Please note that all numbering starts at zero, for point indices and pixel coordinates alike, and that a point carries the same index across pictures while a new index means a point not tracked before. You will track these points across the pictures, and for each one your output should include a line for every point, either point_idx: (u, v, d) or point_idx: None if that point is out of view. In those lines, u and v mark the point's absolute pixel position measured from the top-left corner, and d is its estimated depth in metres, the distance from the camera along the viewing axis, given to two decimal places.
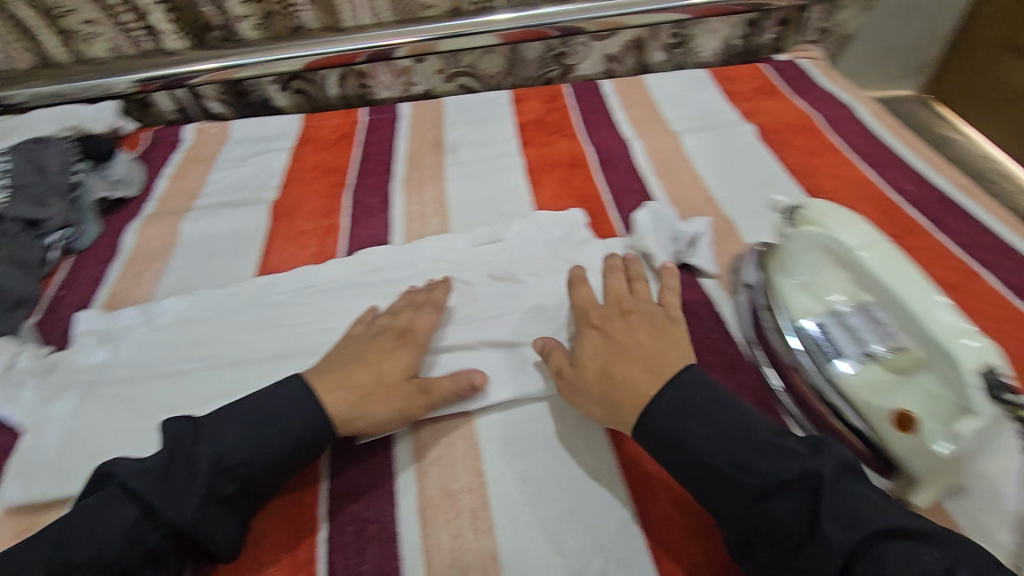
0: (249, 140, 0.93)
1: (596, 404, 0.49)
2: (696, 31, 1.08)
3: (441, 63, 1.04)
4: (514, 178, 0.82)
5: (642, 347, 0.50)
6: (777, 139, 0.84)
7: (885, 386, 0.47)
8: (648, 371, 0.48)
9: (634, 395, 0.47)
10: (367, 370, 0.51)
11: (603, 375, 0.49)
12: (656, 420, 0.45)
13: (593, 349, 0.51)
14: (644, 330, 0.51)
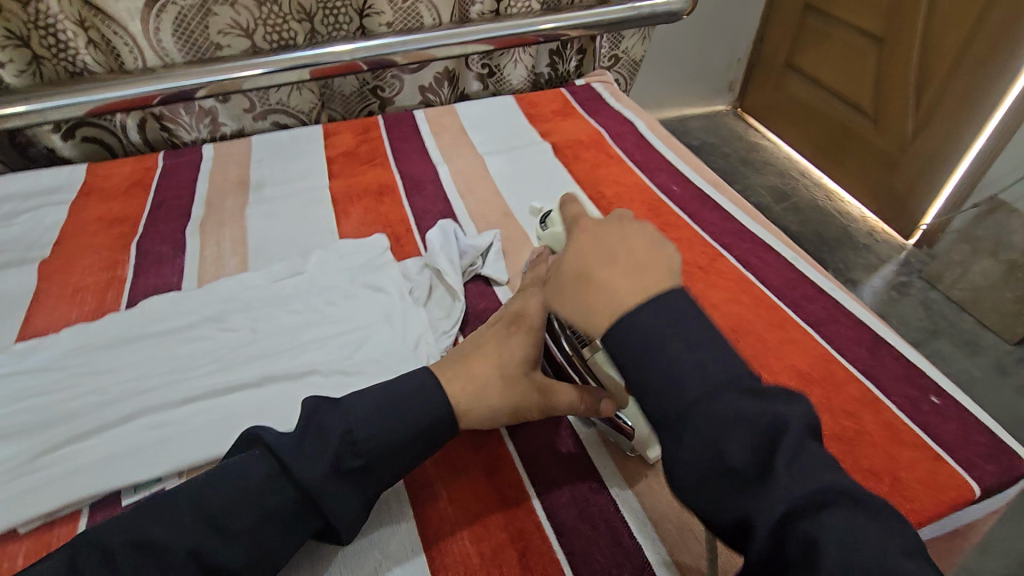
0: (19, 195, 0.84)
1: (575, 311, 0.43)
2: (503, 61, 1.15)
3: (248, 102, 1.02)
4: (321, 210, 0.81)
5: (619, 261, 0.42)
6: (569, 155, 0.92)
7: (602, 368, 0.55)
8: (628, 278, 0.41)
9: (603, 303, 0.41)
10: (473, 361, 0.51)
11: (574, 287, 0.43)
12: (630, 332, 0.39)
13: (570, 261, 0.45)
14: (648, 239, 0.45)
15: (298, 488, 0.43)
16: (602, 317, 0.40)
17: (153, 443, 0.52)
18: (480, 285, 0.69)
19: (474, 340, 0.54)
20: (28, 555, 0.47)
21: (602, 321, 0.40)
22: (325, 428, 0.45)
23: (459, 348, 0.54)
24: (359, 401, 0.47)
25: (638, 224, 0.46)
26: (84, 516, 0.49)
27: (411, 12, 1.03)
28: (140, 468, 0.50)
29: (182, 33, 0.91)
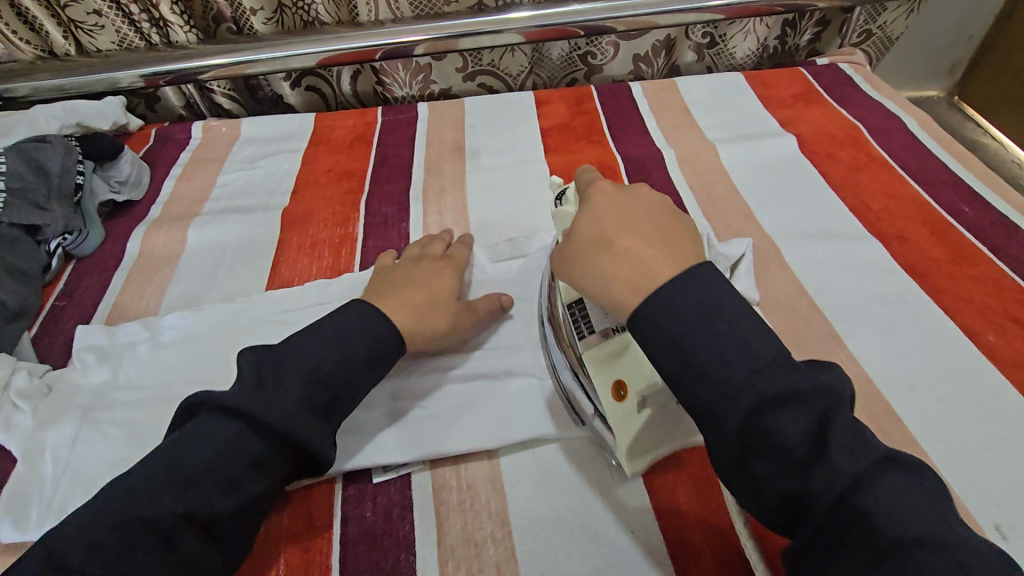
0: (260, 140, 0.89)
1: (591, 280, 0.42)
2: (731, 30, 1.01)
3: (461, 62, 1.00)
4: (539, 187, 0.77)
5: (645, 232, 0.41)
6: (820, 151, 0.78)
7: (602, 363, 0.48)
8: (652, 249, 0.40)
9: (629, 277, 0.39)
10: (407, 296, 0.54)
11: (599, 256, 0.41)
12: (659, 308, 0.37)
13: (586, 230, 0.43)
14: (665, 211, 0.44)
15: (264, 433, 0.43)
16: (633, 291, 0.39)
17: (398, 421, 0.52)
18: None
19: (407, 274, 0.57)
20: (292, 514, 0.48)
21: (631, 295, 0.39)
22: (265, 375, 0.44)
23: (390, 272, 0.59)
24: (303, 339, 0.47)
25: (655, 194, 0.46)
26: (338, 486, 0.49)
27: None
28: (390, 447, 0.50)
29: None
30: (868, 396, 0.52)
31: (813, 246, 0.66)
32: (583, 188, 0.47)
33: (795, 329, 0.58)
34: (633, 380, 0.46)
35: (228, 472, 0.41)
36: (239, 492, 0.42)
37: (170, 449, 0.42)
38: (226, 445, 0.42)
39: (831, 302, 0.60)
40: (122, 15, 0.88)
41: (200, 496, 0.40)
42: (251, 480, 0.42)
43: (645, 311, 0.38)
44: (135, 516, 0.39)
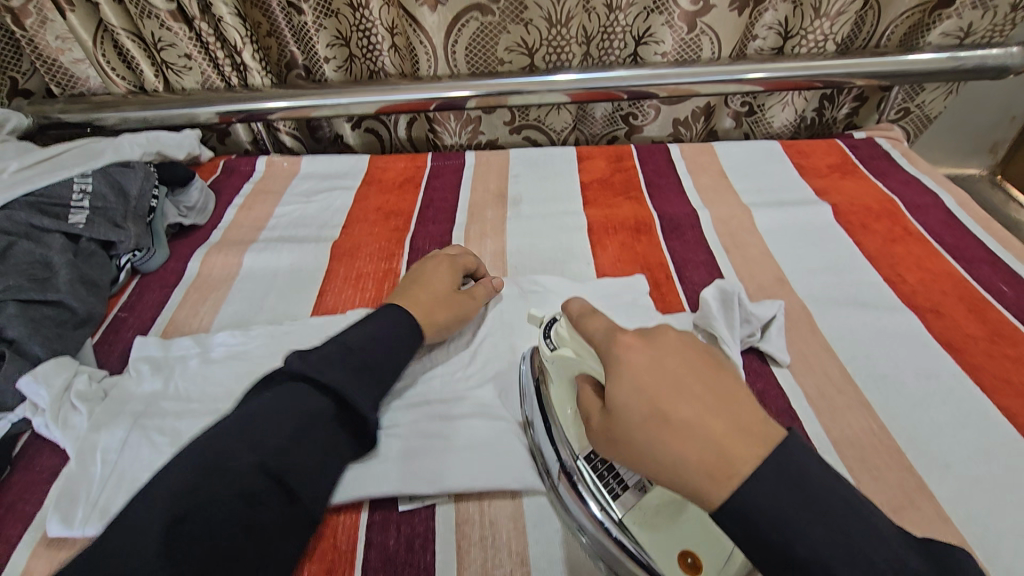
0: (316, 177, 0.95)
1: (657, 467, 0.37)
2: (770, 101, 1.05)
3: (509, 116, 1.07)
4: (575, 238, 0.80)
5: (697, 394, 0.37)
6: (855, 222, 0.79)
7: (657, 525, 0.45)
8: (717, 420, 0.36)
9: (704, 461, 0.34)
10: (421, 297, 0.62)
11: (655, 434, 0.36)
12: (754, 499, 0.33)
13: (630, 403, 0.38)
14: (709, 359, 0.40)
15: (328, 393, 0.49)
16: (716, 480, 0.34)
17: (427, 449, 0.54)
18: (756, 361, 0.61)
19: (410, 278, 0.66)
20: (317, 534, 0.50)
21: (717, 487, 0.34)
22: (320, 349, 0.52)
23: (403, 282, 0.66)
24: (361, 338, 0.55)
25: (682, 331, 0.41)
26: (363, 512, 0.51)
27: (693, 44, 0.97)
28: (416, 479, 0.52)
29: (473, 48, 0.97)
30: (899, 468, 0.52)
31: (846, 314, 0.66)
32: (605, 342, 0.42)
33: (825, 394, 0.58)
34: (701, 551, 0.42)
35: (297, 427, 0.46)
36: (308, 450, 0.47)
37: (237, 419, 0.46)
38: (286, 406, 0.47)
39: (864, 370, 0.60)
40: (208, 59, 0.97)
41: (279, 447, 0.45)
42: (314, 435, 0.47)
43: (736, 509, 0.33)
44: (222, 467, 0.42)
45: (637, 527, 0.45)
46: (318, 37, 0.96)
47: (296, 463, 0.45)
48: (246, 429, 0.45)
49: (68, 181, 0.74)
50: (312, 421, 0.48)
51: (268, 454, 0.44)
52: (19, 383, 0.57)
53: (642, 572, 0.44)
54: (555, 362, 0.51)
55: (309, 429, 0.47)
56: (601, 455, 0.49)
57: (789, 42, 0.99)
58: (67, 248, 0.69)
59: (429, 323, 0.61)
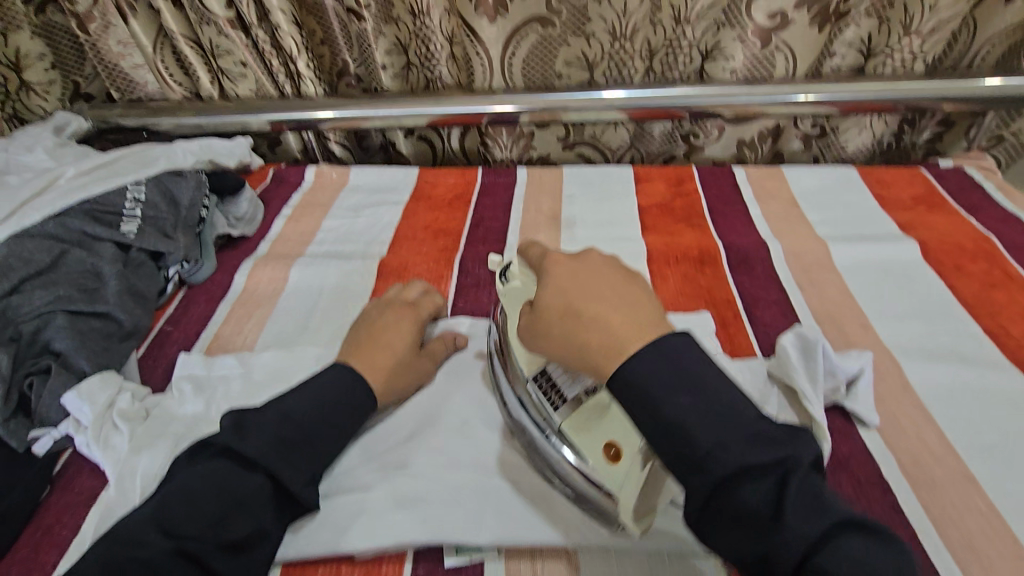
0: (365, 189, 0.93)
1: (567, 351, 0.45)
2: (845, 123, 0.98)
3: (564, 131, 1.03)
4: (634, 267, 0.75)
5: (605, 297, 0.45)
6: (947, 262, 0.72)
7: (587, 426, 0.48)
8: (616, 314, 0.44)
9: (603, 344, 0.43)
10: (376, 355, 0.57)
11: (568, 326, 0.45)
12: (630, 371, 0.41)
13: (554, 304, 0.46)
14: (617, 273, 0.48)
15: (261, 469, 0.46)
16: (606, 354, 0.43)
17: (476, 497, 0.50)
18: (840, 420, 0.55)
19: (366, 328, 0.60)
20: None
21: (608, 361, 0.42)
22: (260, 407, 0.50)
23: (359, 330, 0.60)
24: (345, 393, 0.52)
25: (604, 258, 0.50)
26: (407, 565, 0.48)
27: (766, 61, 0.91)
28: (466, 531, 0.48)
29: (530, 62, 0.94)
30: (1017, 561, 0.45)
31: (942, 369, 0.59)
32: (538, 263, 0.51)
33: (921, 463, 0.52)
34: (622, 439, 0.46)
35: (219, 507, 0.44)
36: (237, 527, 0.44)
37: (167, 495, 0.44)
38: (213, 485, 0.44)
39: (965, 437, 0.53)
40: (264, 67, 0.96)
41: (199, 530, 0.42)
42: (243, 515, 0.44)
43: (621, 379, 0.41)
44: (129, 561, 0.40)
45: (570, 429, 0.48)
46: (376, 47, 0.94)
47: (222, 545, 0.43)
48: (167, 510, 0.43)
49: (122, 189, 0.74)
50: (240, 496, 0.45)
51: (188, 539, 0.42)
52: (64, 399, 0.56)
53: (576, 474, 0.48)
54: (508, 300, 0.55)
55: (236, 506, 0.44)
56: (546, 376, 0.52)
57: (871, 62, 0.92)
58: (117, 258, 0.68)
59: (390, 388, 0.56)
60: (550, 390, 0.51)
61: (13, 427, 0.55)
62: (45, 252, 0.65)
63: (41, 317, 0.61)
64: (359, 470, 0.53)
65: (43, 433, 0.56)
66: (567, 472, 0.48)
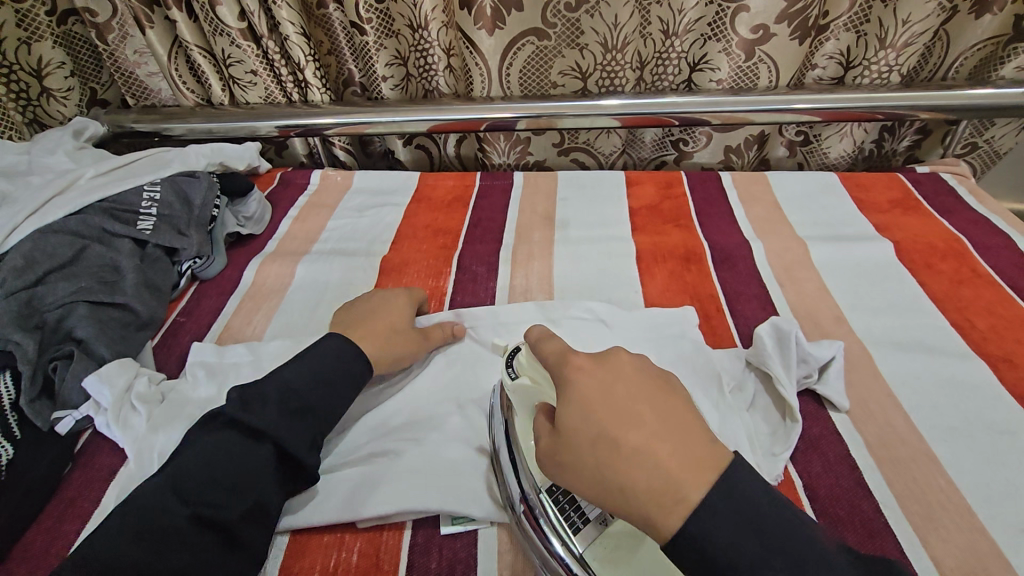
0: (368, 192, 0.97)
1: (604, 491, 0.38)
2: (827, 131, 1.02)
3: (559, 138, 1.07)
4: (623, 264, 0.79)
5: (646, 424, 0.38)
6: (919, 260, 0.76)
7: (618, 560, 0.44)
8: (664, 447, 0.37)
9: (654, 490, 0.36)
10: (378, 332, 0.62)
11: (606, 463, 0.38)
12: (693, 525, 0.35)
13: (583, 429, 0.39)
14: (659, 391, 0.41)
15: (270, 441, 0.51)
16: (663, 505, 0.36)
17: (470, 472, 0.55)
18: (812, 405, 0.59)
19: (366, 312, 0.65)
20: (361, 552, 0.51)
21: (663, 513, 0.35)
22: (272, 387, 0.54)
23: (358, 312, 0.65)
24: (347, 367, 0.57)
25: (634, 358, 0.43)
26: (406, 534, 0.52)
27: (750, 72, 0.96)
28: (460, 502, 0.52)
29: (526, 71, 0.98)
30: (971, 530, 0.49)
31: (910, 359, 0.63)
32: (558, 367, 0.44)
33: (887, 444, 0.56)
34: None
35: (230, 477, 0.48)
36: (243, 495, 0.48)
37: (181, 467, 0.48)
38: (224, 455, 0.49)
39: (928, 420, 0.57)
40: (273, 76, 1.01)
41: (212, 495, 0.47)
42: (254, 480, 0.49)
43: (685, 536, 0.35)
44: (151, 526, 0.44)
45: (596, 562, 0.44)
46: (378, 59, 0.99)
47: (234, 507, 0.47)
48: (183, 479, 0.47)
49: (139, 189, 0.78)
50: (249, 464, 0.49)
51: (202, 504, 0.46)
52: (85, 382, 0.60)
53: None
54: (515, 393, 0.51)
55: (246, 473, 0.49)
56: (565, 489, 0.48)
57: (851, 72, 0.97)
58: (134, 253, 0.72)
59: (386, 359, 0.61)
60: (572, 509, 0.47)
61: (38, 408, 0.59)
62: (67, 247, 0.69)
63: (63, 307, 0.65)
64: (351, 453, 0.57)
65: (65, 414, 0.59)
66: None
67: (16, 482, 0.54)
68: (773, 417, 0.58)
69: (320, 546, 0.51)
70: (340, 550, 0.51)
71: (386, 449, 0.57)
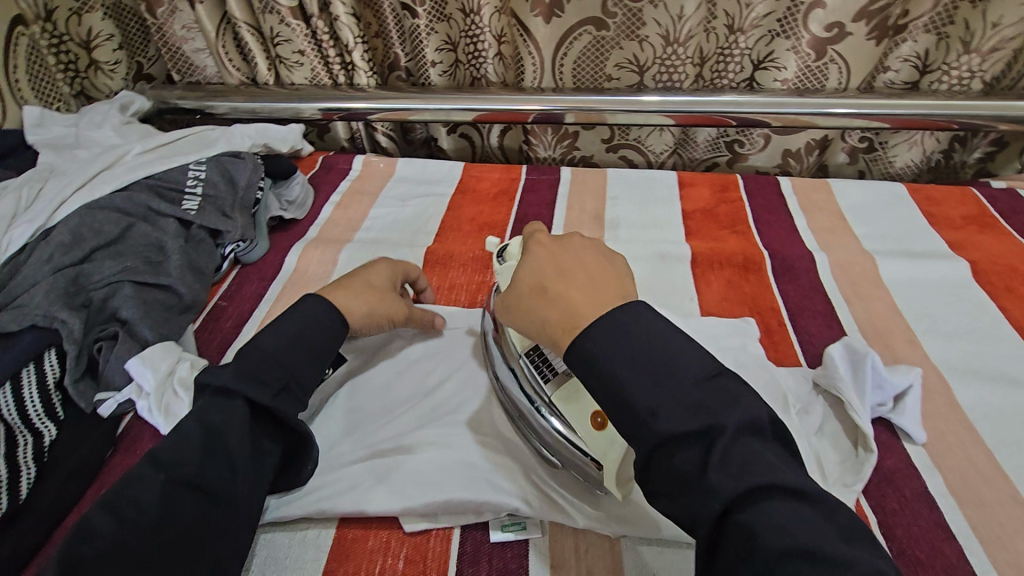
0: (411, 180, 0.95)
1: (531, 324, 0.46)
2: (895, 139, 0.97)
3: (608, 133, 1.03)
4: (678, 270, 0.75)
5: (575, 275, 0.46)
6: (998, 283, 0.71)
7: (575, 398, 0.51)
8: (583, 289, 0.44)
9: (564, 315, 0.43)
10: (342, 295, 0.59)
11: (535, 298, 0.46)
12: (591, 346, 0.41)
13: (526, 278, 0.47)
14: (602, 258, 0.48)
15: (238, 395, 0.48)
16: (565, 329, 0.43)
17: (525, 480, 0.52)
18: (886, 433, 0.55)
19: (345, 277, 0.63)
20: (407, 559, 0.49)
21: (563, 334, 0.43)
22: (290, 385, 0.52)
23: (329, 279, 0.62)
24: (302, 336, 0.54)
25: (588, 239, 0.51)
26: (455, 539, 0.50)
27: (818, 73, 0.91)
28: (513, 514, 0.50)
29: (580, 62, 0.94)
30: None
31: (993, 391, 0.59)
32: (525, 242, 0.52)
33: (970, 483, 0.52)
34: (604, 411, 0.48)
35: (203, 437, 0.46)
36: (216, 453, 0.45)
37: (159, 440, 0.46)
38: (196, 418, 0.47)
39: (1017, 460, 0.53)
40: (320, 57, 0.99)
41: (185, 458, 0.45)
42: (227, 439, 0.46)
43: (577, 352, 0.41)
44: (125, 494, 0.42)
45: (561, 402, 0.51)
46: (427, 43, 0.96)
47: (212, 468, 0.45)
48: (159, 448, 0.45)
49: (184, 167, 0.76)
50: (222, 423, 0.46)
51: (176, 468, 0.44)
52: (128, 364, 0.58)
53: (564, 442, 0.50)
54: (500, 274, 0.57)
55: (219, 431, 0.46)
56: (538, 352, 0.54)
57: (927, 78, 0.91)
58: (179, 234, 0.71)
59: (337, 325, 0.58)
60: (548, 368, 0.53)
61: (82, 388, 0.58)
62: (114, 224, 0.68)
63: (110, 286, 0.64)
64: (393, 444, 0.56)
65: (108, 397, 0.59)
66: (558, 444, 0.51)
67: (59, 463, 0.54)
68: (844, 444, 0.54)
69: (364, 550, 0.50)
70: (386, 556, 0.49)
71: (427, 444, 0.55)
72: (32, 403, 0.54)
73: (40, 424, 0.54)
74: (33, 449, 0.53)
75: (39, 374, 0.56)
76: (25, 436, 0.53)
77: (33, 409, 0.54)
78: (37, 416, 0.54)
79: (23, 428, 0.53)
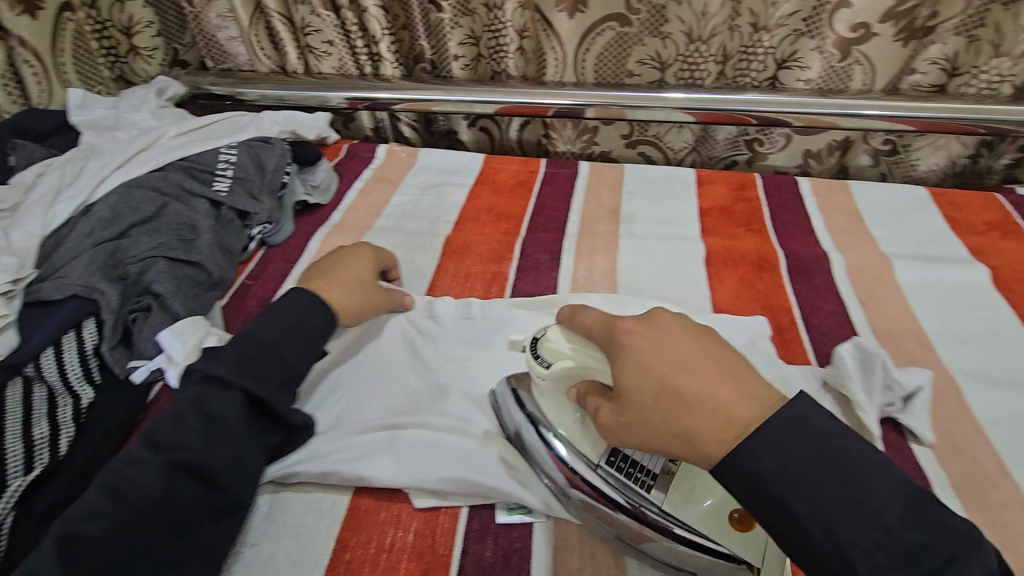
0: (433, 170, 0.97)
1: (661, 436, 0.40)
2: (918, 142, 0.96)
3: (628, 129, 1.04)
4: (692, 266, 0.76)
5: (697, 369, 0.39)
6: (1017, 290, 0.70)
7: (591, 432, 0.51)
8: (718, 388, 0.38)
9: (712, 424, 0.38)
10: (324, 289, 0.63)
11: (663, 405, 0.39)
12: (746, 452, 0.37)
13: (639, 384, 0.40)
14: (709, 339, 0.42)
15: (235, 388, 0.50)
16: (720, 438, 0.38)
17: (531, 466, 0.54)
18: (893, 434, 0.56)
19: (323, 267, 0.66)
20: (417, 532, 0.51)
21: (716, 444, 0.38)
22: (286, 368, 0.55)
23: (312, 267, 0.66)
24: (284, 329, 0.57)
25: (673, 309, 0.44)
26: (463, 516, 0.52)
27: (842, 73, 0.90)
28: (519, 493, 0.52)
29: (602, 58, 0.95)
30: None
31: (1004, 396, 0.59)
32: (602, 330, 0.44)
33: (975, 484, 0.52)
34: None
35: (200, 425, 0.48)
36: (217, 439, 0.48)
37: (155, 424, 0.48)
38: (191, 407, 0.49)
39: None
40: (348, 47, 1.01)
41: (183, 445, 0.47)
42: (223, 428, 0.49)
43: (738, 464, 0.37)
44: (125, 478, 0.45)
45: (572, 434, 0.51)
46: (451, 36, 0.97)
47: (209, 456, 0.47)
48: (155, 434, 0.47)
49: (216, 151, 0.80)
50: (216, 414, 0.49)
51: (175, 454, 0.46)
52: (160, 335, 0.61)
53: (575, 477, 0.50)
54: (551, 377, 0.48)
55: (214, 422, 0.49)
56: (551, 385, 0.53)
57: (954, 81, 0.90)
58: (210, 214, 0.74)
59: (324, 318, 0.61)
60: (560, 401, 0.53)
61: (116, 355, 0.61)
62: (150, 202, 0.71)
63: (144, 261, 0.67)
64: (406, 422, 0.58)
65: (140, 364, 0.62)
66: (568, 482, 0.51)
67: (95, 424, 0.57)
68: None
69: (377, 521, 0.52)
70: (397, 529, 0.51)
71: (437, 425, 0.57)
72: (72, 369, 0.58)
73: (79, 388, 0.58)
74: (71, 411, 0.56)
75: (78, 341, 0.60)
76: (65, 399, 0.57)
77: (73, 374, 0.58)
78: (76, 379, 0.58)
79: (63, 391, 0.57)
